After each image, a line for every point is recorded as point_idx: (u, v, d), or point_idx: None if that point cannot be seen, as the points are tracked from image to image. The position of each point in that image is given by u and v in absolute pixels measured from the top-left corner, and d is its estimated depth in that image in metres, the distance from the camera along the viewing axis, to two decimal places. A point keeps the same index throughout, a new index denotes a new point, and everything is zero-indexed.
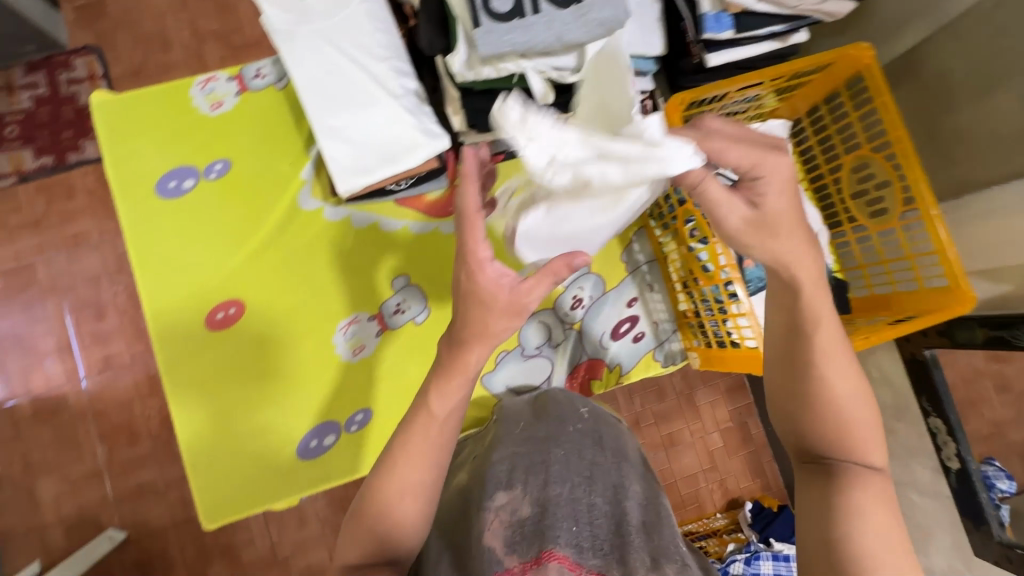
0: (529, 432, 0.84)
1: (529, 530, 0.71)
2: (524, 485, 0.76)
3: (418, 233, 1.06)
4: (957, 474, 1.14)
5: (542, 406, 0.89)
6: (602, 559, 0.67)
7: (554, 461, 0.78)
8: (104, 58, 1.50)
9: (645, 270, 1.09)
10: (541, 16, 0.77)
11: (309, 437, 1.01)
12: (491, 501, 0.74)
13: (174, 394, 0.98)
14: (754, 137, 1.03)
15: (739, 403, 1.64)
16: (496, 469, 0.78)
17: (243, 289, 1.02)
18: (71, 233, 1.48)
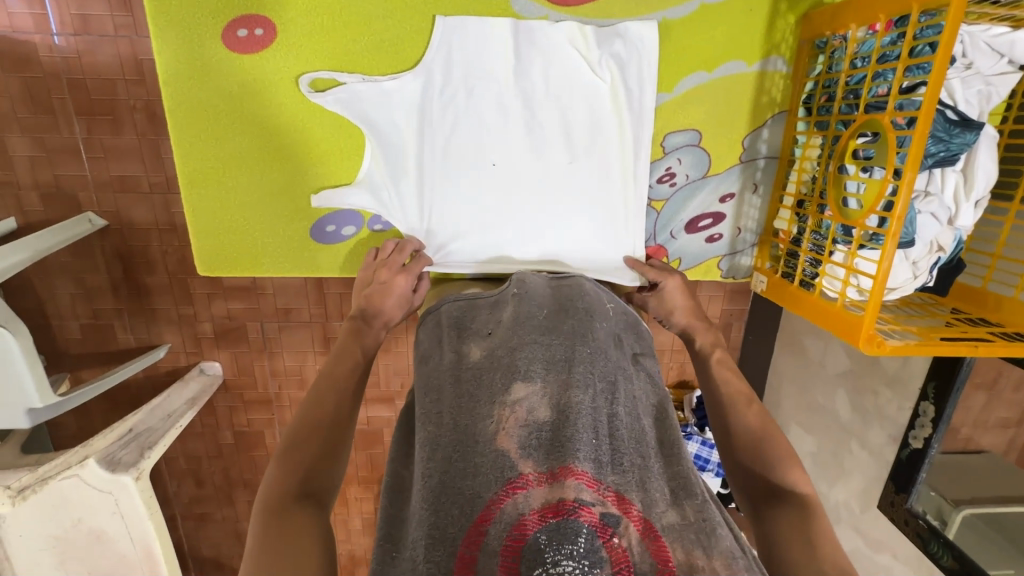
0: (550, 321, 0.75)
1: (546, 433, 0.62)
2: (545, 380, 0.67)
3: (519, 14, 0.80)
4: (911, 451, 1.06)
5: (569, 296, 0.79)
6: (622, 475, 0.61)
7: (580, 361, 0.69)
8: None
9: (759, 166, 0.90)
10: None
11: (328, 220, 0.88)
12: (506, 395, 0.65)
13: (179, 115, 0.80)
14: (986, 47, 0.77)
15: (734, 305, 1.56)
16: (514, 357, 0.68)
17: (277, 5, 0.76)
18: None
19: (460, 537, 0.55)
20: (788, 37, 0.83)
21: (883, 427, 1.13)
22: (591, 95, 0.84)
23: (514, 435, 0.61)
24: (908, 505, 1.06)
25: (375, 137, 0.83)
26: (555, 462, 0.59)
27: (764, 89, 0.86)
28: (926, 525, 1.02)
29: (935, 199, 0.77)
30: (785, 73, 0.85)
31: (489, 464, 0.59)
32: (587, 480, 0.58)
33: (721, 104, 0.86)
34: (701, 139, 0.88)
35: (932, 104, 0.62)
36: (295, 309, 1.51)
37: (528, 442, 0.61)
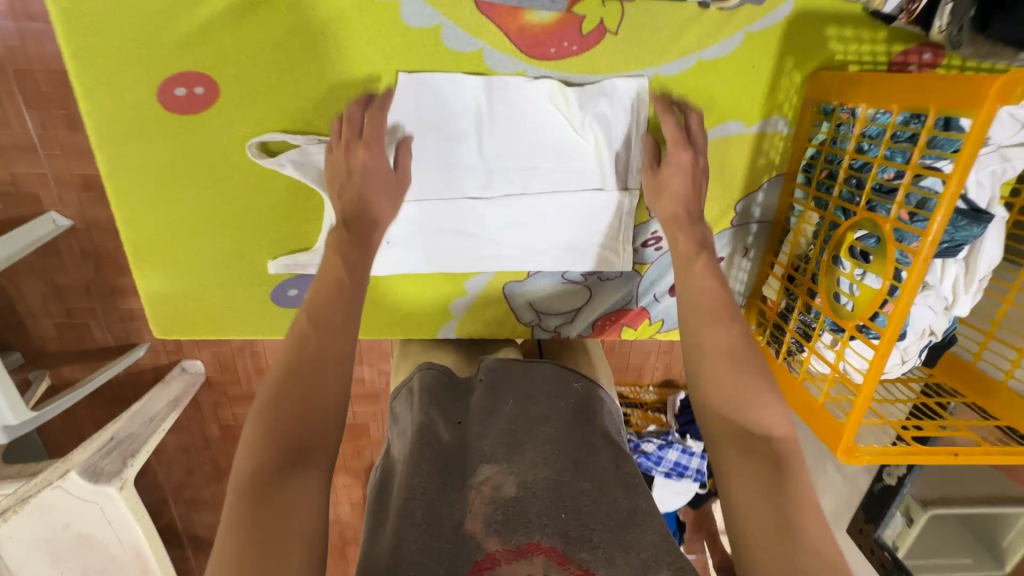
0: (520, 399, 0.74)
1: (513, 509, 0.61)
2: (511, 460, 0.66)
3: (494, 70, 0.70)
4: (884, 486, 1.06)
5: (538, 372, 0.79)
6: (591, 552, 0.58)
7: (546, 437, 0.68)
8: None
9: (751, 229, 0.84)
10: None
11: (288, 284, 0.82)
12: (474, 475, 0.65)
13: (118, 181, 0.73)
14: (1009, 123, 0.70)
15: None
16: (481, 437, 0.69)
17: (216, 59, 0.67)
18: None
19: None
20: (792, 97, 0.75)
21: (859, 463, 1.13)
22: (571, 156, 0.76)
23: (479, 513, 0.61)
24: (875, 536, 1.08)
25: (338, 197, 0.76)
26: (522, 539, 0.58)
27: (761, 149, 0.78)
28: (891, 557, 1.05)
29: (932, 291, 0.72)
30: (786, 134, 0.77)
31: (456, 545, 0.59)
32: (554, 555, 0.58)
33: (712, 170, 0.79)
34: None
35: (942, 216, 0.56)
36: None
37: (494, 518, 0.61)
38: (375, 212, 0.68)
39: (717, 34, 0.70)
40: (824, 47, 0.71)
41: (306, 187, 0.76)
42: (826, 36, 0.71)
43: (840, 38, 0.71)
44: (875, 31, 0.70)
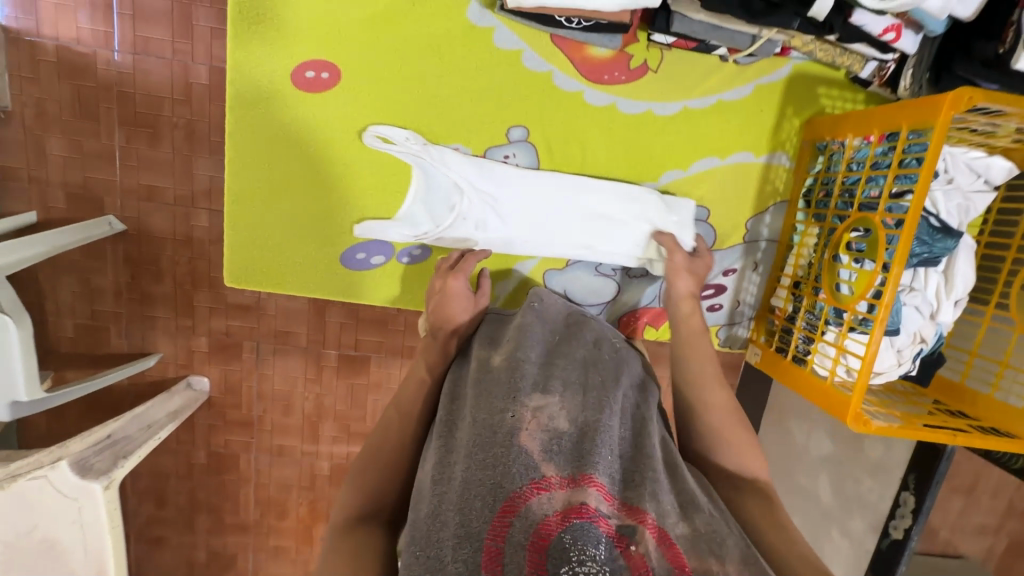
0: (566, 342, 0.77)
1: (565, 442, 0.61)
2: (563, 398, 0.67)
3: (559, 87, 0.88)
4: (890, 541, 1.01)
5: (579, 321, 0.82)
6: (636, 490, 0.59)
7: (593, 385, 0.70)
8: None
9: (761, 246, 0.98)
10: None
11: (358, 248, 0.93)
12: (527, 397, 0.65)
13: (237, 141, 0.87)
14: (964, 167, 0.87)
15: None
16: (533, 369, 0.69)
17: (344, 53, 0.85)
18: None
19: (485, 531, 0.52)
20: (792, 137, 0.93)
21: (862, 517, 1.08)
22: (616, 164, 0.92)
23: (535, 436, 0.61)
24: None
25: (432, 175, 0.89)
26: (576, 469, 0.58)
27: (769, 176, 0.95)
28: None
29: (918, 294, 0.84)
30: (788, 168, 0.95)
31: (515, 461, 0.57)
32: (602, 491, 0.57)
33: (729, 190, 0.95)
34: (707, 217, 0.96)
35: (915, 215, 0.70)
36: (266, 376, 1.37)
37: (549, 446, 0.60)
38: (455, 322, 0.82)
39: (734, 82, 0.90)
40: (816, 101, 0.91)
41: (391, 165, 0.90)
42: (817, 94, 0.91)
43: (828, 96, 0.91)
44: (854, 93, 0.91)
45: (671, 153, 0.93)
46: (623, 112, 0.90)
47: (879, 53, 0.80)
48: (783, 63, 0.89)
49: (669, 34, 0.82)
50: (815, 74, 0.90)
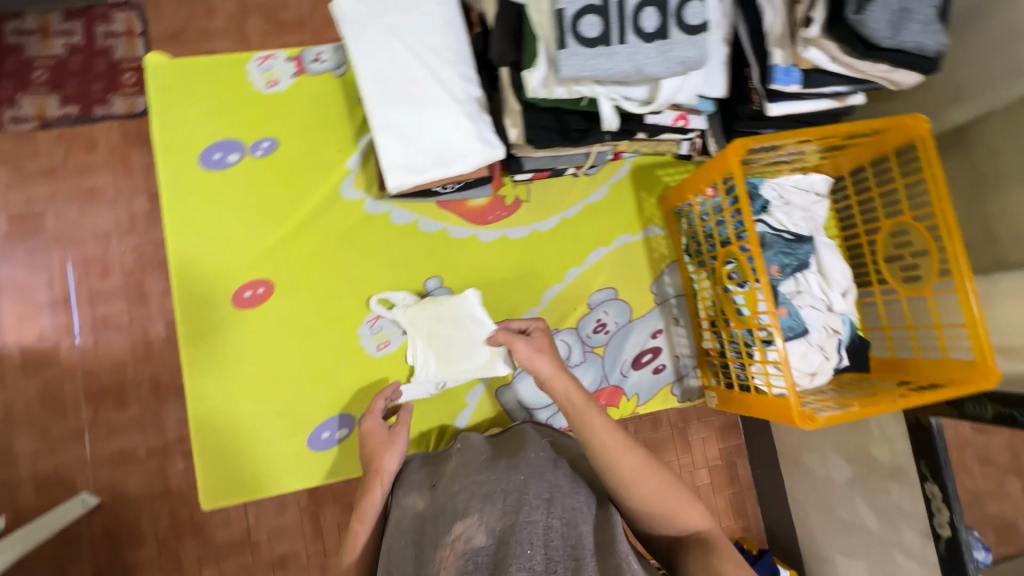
0: (489, 464, 0.84)
1: (482, 557, 0.68)
2: (482, 513, 0.74)
3: (455, 237, 1.06)
4: (946, 542, 0.95)
5: (506, 442, 0.91)
6: None
7: (512, 489, 0.76)
8: (145, 17, 1.35)
9: (673, 303, 1.10)
10: (665, 42, 0.72)
11: (323, 428, 1.00)
12: (448, 534, 0.73)
13: (194, 370, 0.96)
14: (794, 189, 1.05)
15: (730, 442, 1.51)
16: (456, 501, 0.78)
17: (272, 270, 1.00)
18: (84, 195, 1.31)
19: None
20: (655, 212, 1.12)
21: (913, 526, 1.02)
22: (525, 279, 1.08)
23: (454, 565, 0.68)
24: None
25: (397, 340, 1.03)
26: None
27: (652, 248, 1.11)
28: None
29: (807, 294, 0.96)
30: (663, 235, 1.12)
31: None
32: None
33: (624, 269, 1.10)
34: (617, 294, 1.10)
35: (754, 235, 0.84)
36: None
37: (466, 567, 0.67)
38: (382, 466, 0.86)
39: (591, 188, 1.11)
40: (659, 181, 1.13)
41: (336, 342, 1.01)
42: (657, 175, 1.13)
43: (667, 174, 1.13)
44: (685, 167, 1.14)
45: (565, 255, 1.09)
46: (514, 238, 1.08)
47: (682, 134, 1.02)
48: (622, 164, 1.12)
49: (526, 172, 1.03)
50: (649, 163, 1.13)
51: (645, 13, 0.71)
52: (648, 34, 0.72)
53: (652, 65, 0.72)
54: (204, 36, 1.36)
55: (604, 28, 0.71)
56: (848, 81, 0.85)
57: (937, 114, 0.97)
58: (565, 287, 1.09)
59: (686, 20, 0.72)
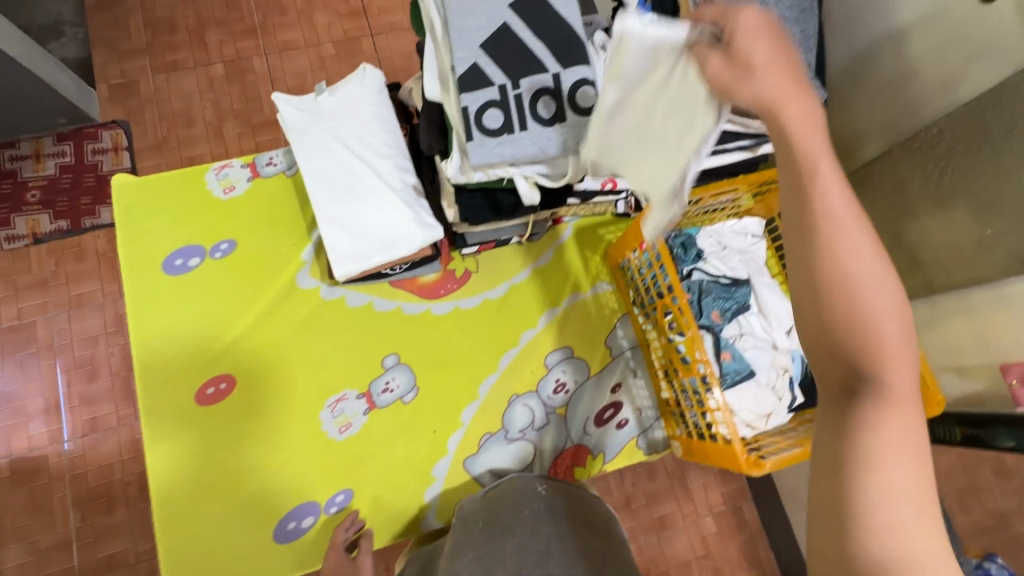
0: (485, 535, 0.79)
1: None
2: None
3: (410, 313, 1.10)
4: None
5: (494, 504, 0.86)
6: None
7: (510, 557, 0.73)
8: (129, 132, 1.45)
9: (628, 355, 1.13)
10: (563, 125, 0.79)
11: (288, 518, 1.00)
12: None
13: (161, 472, 0.99)
14: (730, 234, 1.09)
15: (732, 484, 1.44)
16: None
17: (235, 364, 1.04)
18: (71, 301, 1.37)
19: None
20: (601, 268, 1.17)
21: None
22: (481, 347, 1.11)
23: None
24: None
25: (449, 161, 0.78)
26: None
27: (603, 304, 1.15)
28: None
29: (750, 336, 0.99)
30: (612, 289, 1.16)
31: None
32: None
33: (577, 329, 1.13)
34: (574, 352, 1.12)
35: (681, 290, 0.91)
36: None
37: None
38: None
39: (536, 252, 1.16)
40: (601, 239, 1.18)
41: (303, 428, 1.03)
42: (599, 233, 1.18)
43: (609, 231, 1.18)
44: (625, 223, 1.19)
45: (517, 319, 1.13)
46: (466, 308, 1.12)
47: (615, 195, 1.07)
48: (565, 227, 1.17)
49: (472, 245, 1.09)
50: (590, 223, 1.18)
51: (541, 101, 0.79)
52: (546, 119, 0.79)
53: (554, 145, 0.79)
54: (186, 144, 1.46)
55: (505, 118, 0.78)
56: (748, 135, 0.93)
57: (854, 151, 1.02)
58: (520, 350, 1.12)
59: (578, 103, 0.79)
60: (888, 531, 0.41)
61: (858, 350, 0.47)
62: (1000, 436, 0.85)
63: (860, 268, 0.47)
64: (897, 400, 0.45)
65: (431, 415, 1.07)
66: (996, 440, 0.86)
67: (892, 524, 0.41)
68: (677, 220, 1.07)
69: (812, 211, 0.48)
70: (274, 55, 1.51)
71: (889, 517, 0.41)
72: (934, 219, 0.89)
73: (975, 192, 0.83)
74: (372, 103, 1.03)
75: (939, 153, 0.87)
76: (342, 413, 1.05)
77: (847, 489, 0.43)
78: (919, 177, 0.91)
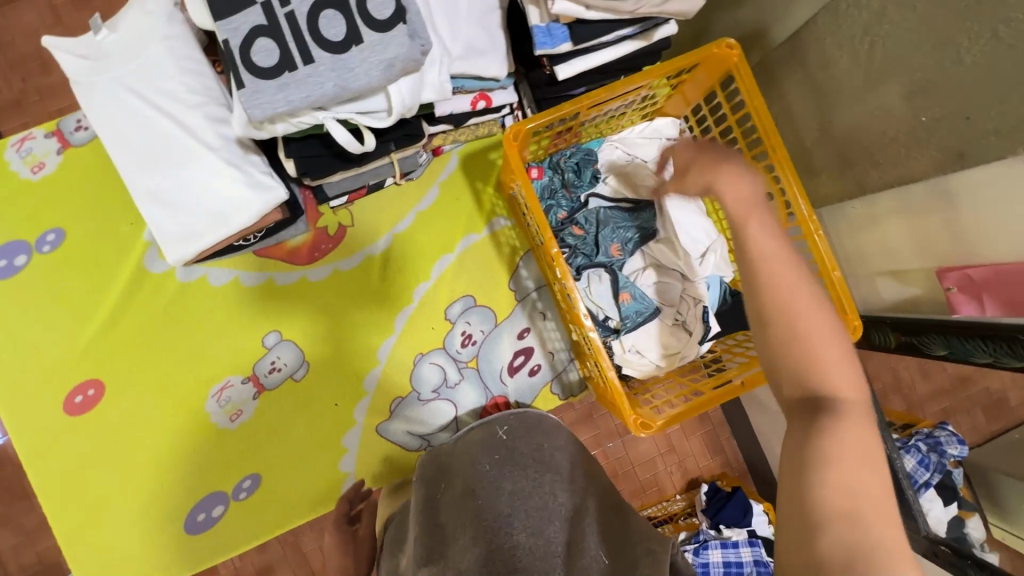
0: (474, 473, 0.71)
1: None
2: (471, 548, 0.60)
3: (283, 285, 0.98)
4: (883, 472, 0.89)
5: (481, 450, 0.74)
6: None
7: (504, 507, 0.64)
8: None
9: (535, 297, 1.01)
10: (360, 49, 0.59)
11: (197, 510, 0.96)
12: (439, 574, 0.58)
13: (43, 491, 0.92)
14: (639, 141, 0.92)
15: None
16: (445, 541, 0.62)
17: (99, 367, 0.94)
18: None
19: None
20: (497, 202, 1.01)
21: None
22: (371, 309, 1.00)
23: None
24: (922, 530, 0.85)
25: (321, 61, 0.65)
26: None
27: (501, 243, 1.01)
28: (950, 550, 0.81)
29: (656, 268, 0.88)
30: (511, 225, 1.01)
31: None
32: None
33: (479, 275, 1.01)
34: (476, 301, 1.01)
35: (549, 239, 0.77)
36: None
37: None
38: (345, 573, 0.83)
39: (419, 192, 0.99)
40: (492, 167, 1.01)
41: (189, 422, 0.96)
42: (490, 160, 1.00)
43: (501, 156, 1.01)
44: None
45: (409, 272, 1.00)
46: (348, 269, 0.99)
47: (496, 113, 0.90)
48: (448, 157, 0.99)
49: (337, 197, 0.93)
50: (478, 149, 1.00)
51: (325, 20, 0.59)
52: (336, 44, 0.59)
53: (355, 79, 0.60)
54: (48, 97, 1.18)
55: (281, 51, 0.59)
56: (630, 21, 0.72)
57: (779, 19, 0.82)
58: (415, 308, 1.00)
59: (374, 16, 0.59)
60: (851, 520, 0.45)
61: (799, 372, 0.52)
62: (980, 351, 0.68)
63: (767, 294, 0.53)
64: (855, 411, 0.51)
65: (327, 389, 0.99)
66: (976, 356, 0.68)
67: (864, 544, 0.44)
68: (573, 133, 0.91)
69: (767, 298, 0.54)
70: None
71: (849, 518, 0.45)
72: (864, 103, 0.72)
73: (909, 67, 0.65)
74: (164, 36, 0.81)
75: (868, 16, 0.68)
76: (231, 404, 0.97)
77: (810, 497, 0.47)
78: (846, 51, 0.73)
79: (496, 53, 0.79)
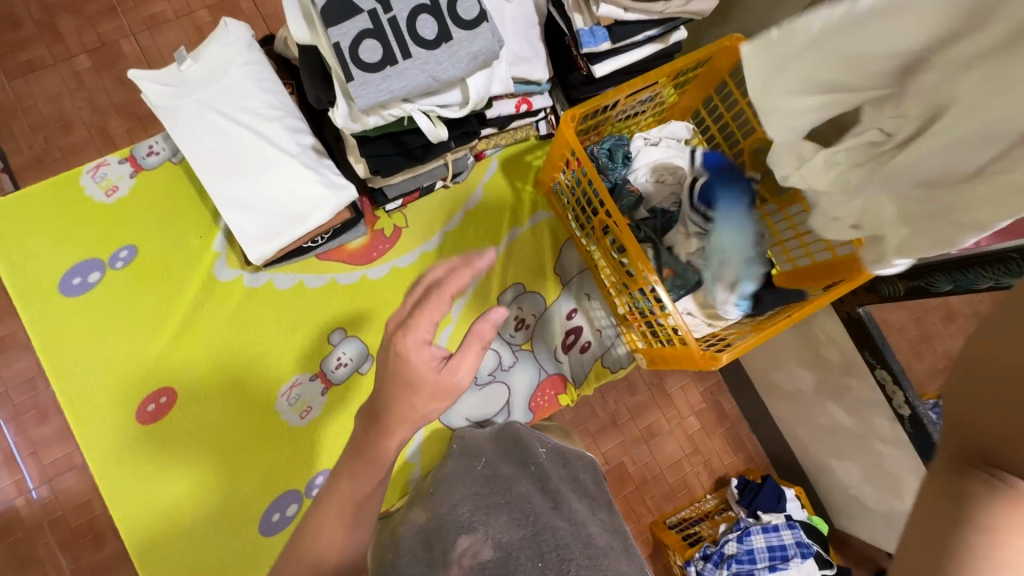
0: (495, 469, 0.82)
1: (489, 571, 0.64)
2: (488, 524, 0.70)
3: (346, 283, 1.04)
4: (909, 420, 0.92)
5: (508, 444, 0.88)
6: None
7: (516, 500, 0.74)
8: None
9: (578, 280, 1.10)
10: (450, 45, 0.71)
11: (271, 510, 0.97)
12: (452, 543, 0.68)
13: (120, 500, 0.93)
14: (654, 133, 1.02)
15: (709, 382, 1.42)
16: (456, 509, 0.73)
17: (172, 374, 0.97)
18: None
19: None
20: (536, 198, 1.11)
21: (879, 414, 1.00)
22: None
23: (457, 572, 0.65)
24: None
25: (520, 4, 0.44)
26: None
27: (543, 233, 1.11)
28: None
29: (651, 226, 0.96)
30: (550, 217, 1.11)
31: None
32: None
33: (522, 265, 1.09)
34: (525, 288, 1.09)
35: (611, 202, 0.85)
36: None
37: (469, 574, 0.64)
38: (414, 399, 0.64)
39: (466, 193, 1.10)
40: (530, 167, 1.12)
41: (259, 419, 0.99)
42: (526, 160, 1.12)
43: (536, 157, 1.12)
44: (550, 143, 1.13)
45: None
46: (404, 265, 1.06)
47: (532, 117, 1.02)
48: (490, 160, 1.11)
49: (395, 198, 1.01)
50: (515, 152, 1.12)
51: (421, 21, 0.70)
52: (430, 41, 0.70)
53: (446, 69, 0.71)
54: (70, 154, 1.19)
55: (384, 49, 0.70)
56: (657, 22, 0.87)
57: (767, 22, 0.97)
58: (468, 299, 1.08)
59: (460, 16, 0.71)
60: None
61: (995, 434, 0.33)
62: (983, 279, 0.70)
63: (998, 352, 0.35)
64: None
65: None
66: (978, 284, 0.71)
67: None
68: (601, 130, 1.03)
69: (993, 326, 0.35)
70: (144, 34, 1.21)
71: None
72: None
73: None
74: (244, 61, 0.92)
75: None
76: (302, 402, 1.00)
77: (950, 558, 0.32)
78: None
79: (536, 60, 0.92)
